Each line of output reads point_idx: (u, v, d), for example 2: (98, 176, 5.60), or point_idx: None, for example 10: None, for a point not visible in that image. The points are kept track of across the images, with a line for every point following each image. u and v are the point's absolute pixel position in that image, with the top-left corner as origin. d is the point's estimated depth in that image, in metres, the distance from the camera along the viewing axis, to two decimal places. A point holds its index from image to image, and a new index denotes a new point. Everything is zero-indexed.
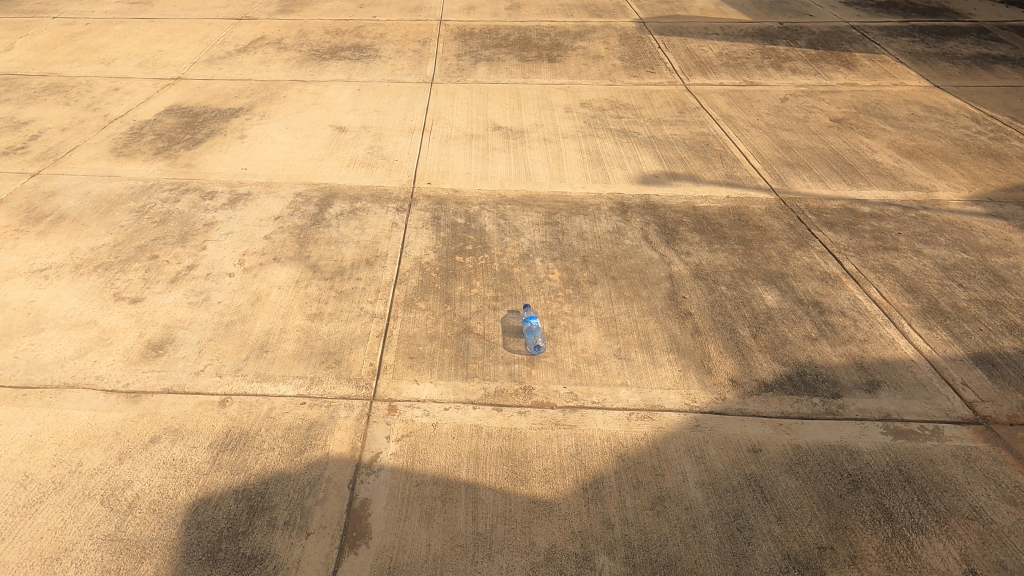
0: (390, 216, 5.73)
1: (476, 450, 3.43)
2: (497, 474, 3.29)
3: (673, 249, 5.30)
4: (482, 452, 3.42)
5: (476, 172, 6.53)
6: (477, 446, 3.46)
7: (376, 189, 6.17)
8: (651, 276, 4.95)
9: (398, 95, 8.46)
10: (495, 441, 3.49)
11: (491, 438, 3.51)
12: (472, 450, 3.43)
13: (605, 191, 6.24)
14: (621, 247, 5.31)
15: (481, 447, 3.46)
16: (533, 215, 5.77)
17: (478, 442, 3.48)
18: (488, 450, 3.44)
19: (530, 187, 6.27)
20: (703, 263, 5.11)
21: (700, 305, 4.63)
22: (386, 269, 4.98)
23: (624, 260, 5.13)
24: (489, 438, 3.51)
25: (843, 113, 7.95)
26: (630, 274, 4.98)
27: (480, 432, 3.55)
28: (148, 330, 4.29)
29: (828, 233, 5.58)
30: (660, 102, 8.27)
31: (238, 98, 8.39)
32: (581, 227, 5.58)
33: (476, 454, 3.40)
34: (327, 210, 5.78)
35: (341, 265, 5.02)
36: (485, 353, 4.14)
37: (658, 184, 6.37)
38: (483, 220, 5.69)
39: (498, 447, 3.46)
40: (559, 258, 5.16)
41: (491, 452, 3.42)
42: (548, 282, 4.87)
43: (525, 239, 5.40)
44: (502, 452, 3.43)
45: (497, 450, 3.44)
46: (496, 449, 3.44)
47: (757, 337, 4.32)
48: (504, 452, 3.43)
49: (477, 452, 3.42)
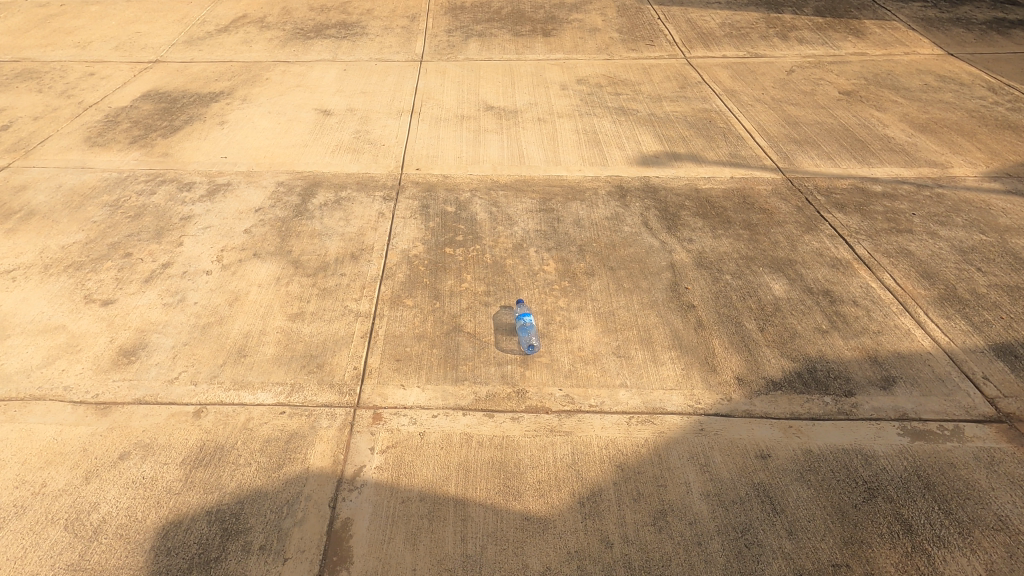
0: (377, 205, 5.45)
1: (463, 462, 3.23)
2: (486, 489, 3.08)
3: (675, 235, 5.03)
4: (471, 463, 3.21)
5: (466, 156, 6.22)
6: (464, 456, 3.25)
7: (362, 176, 5.87)
8: (652, 266, 4.69)
9: (385, 75, 8.09)
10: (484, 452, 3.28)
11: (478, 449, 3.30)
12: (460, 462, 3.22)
13: (603, 173, 5.93)
14: (620, 234, 5.04)
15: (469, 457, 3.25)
16: (526, 201, 5.48)
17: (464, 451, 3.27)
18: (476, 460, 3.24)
19: (524, 171, 5.97)
20: (707, 250, 4.84)
21: (703, 297, 4.37)
22: (372, 263, 4.72)
23: (622, 249, 4.86)
24: (476, 449, 3.30)
25: (852, 85, 7.57)
26: (629, 264, 4.71)
27: (467, 443, 3.33)
28: (120, 335, 4.06)
29: (838, 215, 5.29)
30: (660, 77, 7.88)
31: (218, 81, 8.02)
32: (577, 213, 5.30)
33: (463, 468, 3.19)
34: (310, 200, 5.50)
35: (324, 259, 4.77)
36: (476, 354, 3.91)
37: (658, 166, 6.05)
38: (474, 208, 5.40)
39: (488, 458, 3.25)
40: (555, 247, 4.89)
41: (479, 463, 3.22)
42: (543, 274, 4.61)
43: (519, 228, 5.12)
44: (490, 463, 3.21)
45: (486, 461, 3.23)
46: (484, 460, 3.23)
47: (765, 330, 4.08)
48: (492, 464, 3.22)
49: (464, 464, 3.21)
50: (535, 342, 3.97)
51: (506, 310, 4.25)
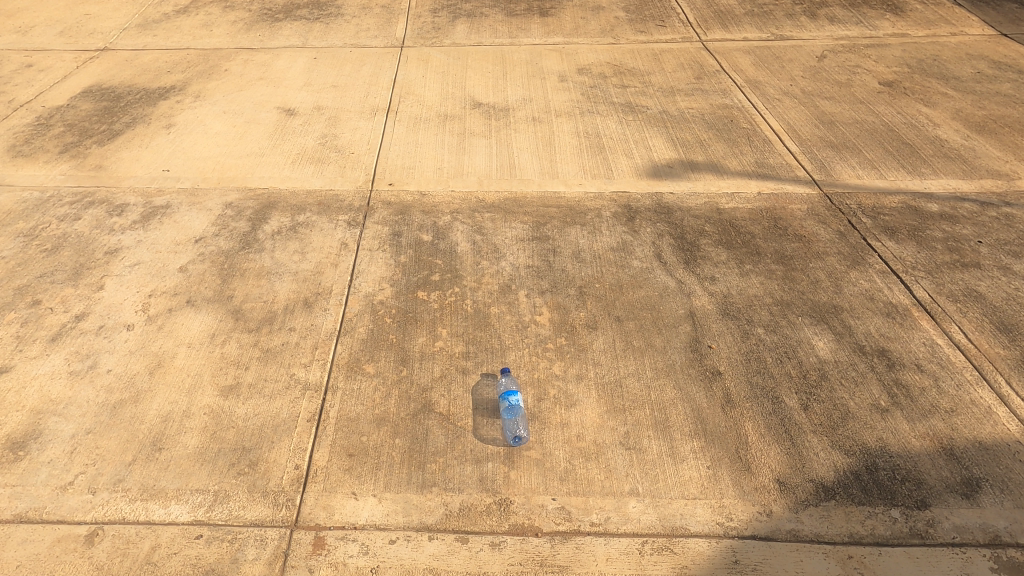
0: (339, 233, 4.60)
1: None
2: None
3: (693, 273, 4.19)
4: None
5: (448, 168, 5.33)
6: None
7: (324, 195, 5.00)
8: (667, 316, 3.87)
9: (361, 64, 7.13)
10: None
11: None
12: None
13: (607, 188, 5.05)
14: (627, 272, 4.21)
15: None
16: (517, 227, 4.63)
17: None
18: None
19: (515, 186, 5.09)
20: (733, 294, 4.01)
21: (732, 360, 3.56)
22: (328, 314, 3.91)
23: (631, 292, 4.04)
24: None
25: (893, 74, 6.61)
26: (638, 313, 3.89)
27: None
28: (10, 418, 3.29)
29: (889, 243, 4.43)
30: (673, 65, 6.91)
31: (170, 72, 7.07)
32: (576, 243, 4.46)
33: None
34: (262, 227, 4.66)
35: (271, 308, 3.95)
36: (449, 446, 3.12)
37: (672, 178, 5.16)
38: (455, 235, 4.55)
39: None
40: (549, 290, 4.06)
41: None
42: (534, 327, 3.80)
43: (506, 263, 4.29)
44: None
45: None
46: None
47: (809, 409, 3.28)
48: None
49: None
50: (521, 431, 3.18)
51: (489, 381, 3.45)
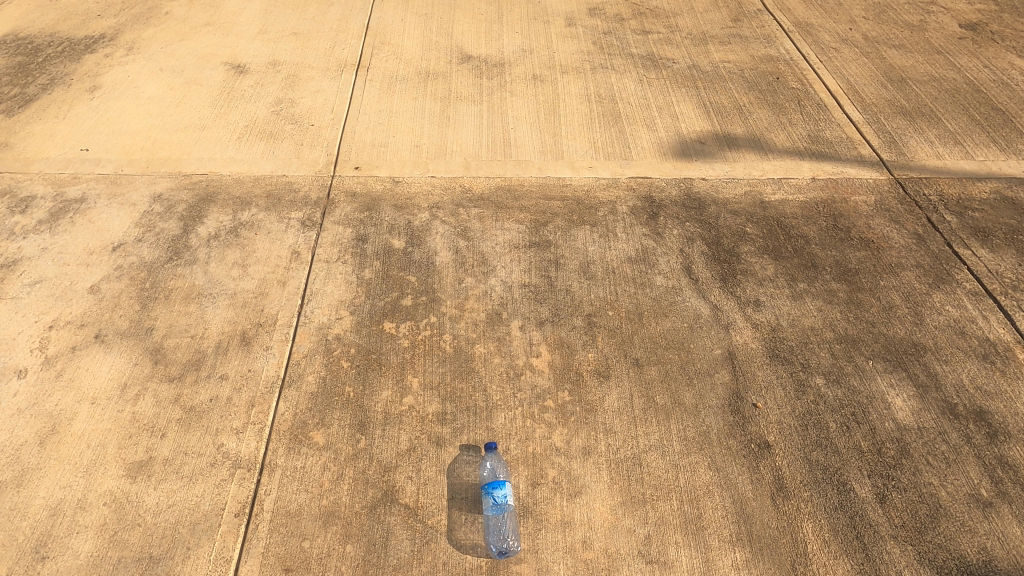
0: (290, 237, 3.71)
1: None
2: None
3: (732, 295, 3.31)
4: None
5: (428, 144, 4.34)
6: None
7: (274, 183, 4.07)
8: (699, 358, 3.03)
9: (327, 5, 5.92)
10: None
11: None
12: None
13: (623, 173, 4.08)
14: (649, 294, 3.34)
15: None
16: (510, 229, 3.72)
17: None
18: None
19: (509, 170, 4.13)
20: (784, 327, 3.15)
21: (785, 426, 2.75)
22: (270, 355, 3.10)
23: (653, 323, 3.19)
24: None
25: (977, 15, 5.38)
26: (663, 353, 3.05)
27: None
28: None
29: (981, 251, 3.50)
30: (706, 3, 5.66)
31: (100, 17, 5.90)
32: (584, 253, 3.56)
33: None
34: (195, 230, 3.77)
35: (199, 346, 3.14)
36: (415, 557, 2.40)
37: (705, 159, 4.16)
38: (433, 240, 3.66)
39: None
40: (550, 320, 3.22)
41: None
42: (530, 374, 2.98)
43: (497, 281, 3.43)
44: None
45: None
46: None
47: (887, 503, 2.51)
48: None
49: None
50: (509, 536, 2.45)
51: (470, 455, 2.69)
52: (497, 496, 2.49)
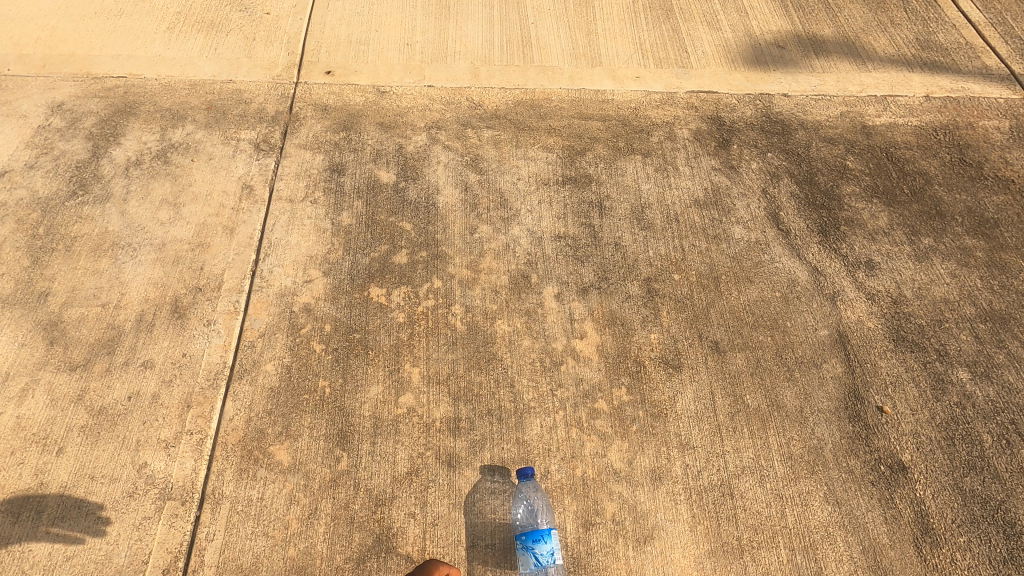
0: (240, 166, 2.75)
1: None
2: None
3: (836, 254, 2.49)
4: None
5: (421, 43, 3.28)
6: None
7: (218, 92, 3.03)
8: (800, 342, 2.25)
9: None
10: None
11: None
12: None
13: (681, 85, 3.11)
14: (726, 251, 2.50)
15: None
16: (536, 159, 2.79)
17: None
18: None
19: (531, 79, 3.13)
20: (908, 299, 2.36)
21: (924, 440, 2.02)
22: (213, 334, 2.25)
23: (735, 293, 2.38)
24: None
25: None
26: (750, 335, 2.26)
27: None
28: None
29: None
30: None
31: None
32: (635, 193, 2.68)
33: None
34: (109, 154, 2.78)
35: (113, 320, 2.27)
36: None
37: (786, 69, 3.19)
38: (434, 173, 2.73)
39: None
40: (595, 286, 2.39)
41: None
42: (573, 363, 2.19)
43: (522, 230, 2.55)
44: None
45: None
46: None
47: None
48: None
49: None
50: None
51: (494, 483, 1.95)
52: (538, 553, 1.76)
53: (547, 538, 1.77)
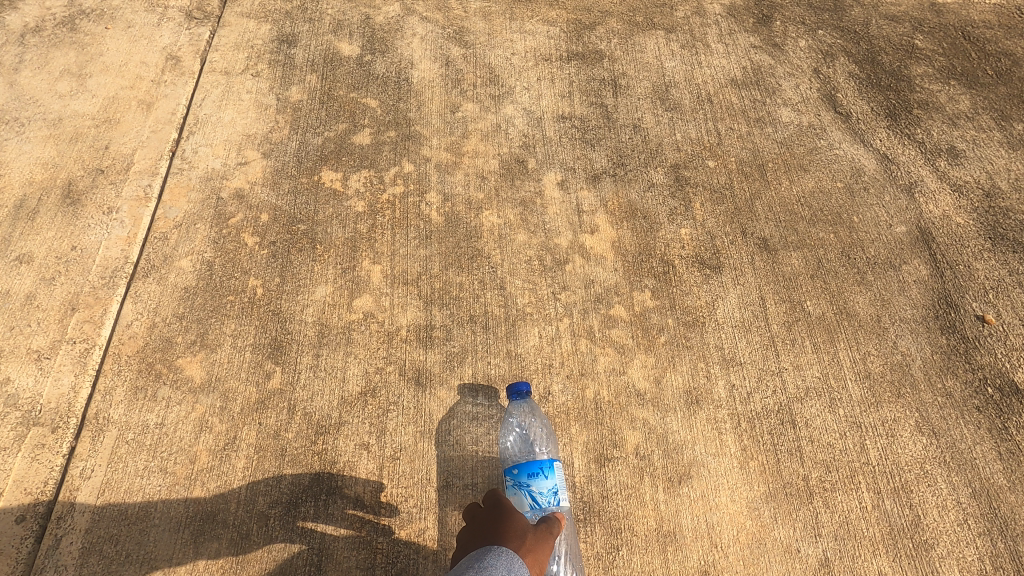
0: (166, 34, 2.21)
1: (498, 517, 1.16)
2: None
3: (909, 140, 1.99)
4: (502, 557, 1.02)
5: None
6: (497, 520, 1.15)
7: None
8: (871, 240, 1.75)
9: None
10: (494, 557, 1.01)
11: (521, 541, 1.11)
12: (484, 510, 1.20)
13: None
14: (772, 135, 2.00)
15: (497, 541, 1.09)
16: (535, 32, 2.26)
17: (510, 518, 1.16)
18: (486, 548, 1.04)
19: None
20: (1004, 191, 1.87)
21: None
22: (114, 223, 1.73)
23: (785, 182, 1.88)
24: (542, 541, 1.13)
25: None
26: (808, 231, 1.77)
27: (547, 521, 1.18)
28: None
29: None
30: None
31: None
32: (658, 71, 2.16)
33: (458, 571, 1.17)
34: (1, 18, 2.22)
35: None
36: None
37: None
38: (409, 46, 2.20)
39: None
40: (609, 173, 1.88)
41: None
42: (582, 262, 1.69)
43: (517, 110, 2.03)
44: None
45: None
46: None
47: None
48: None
49: (503, 516, 1.16)
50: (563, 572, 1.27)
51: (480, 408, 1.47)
52: (532, 494, 1.26)
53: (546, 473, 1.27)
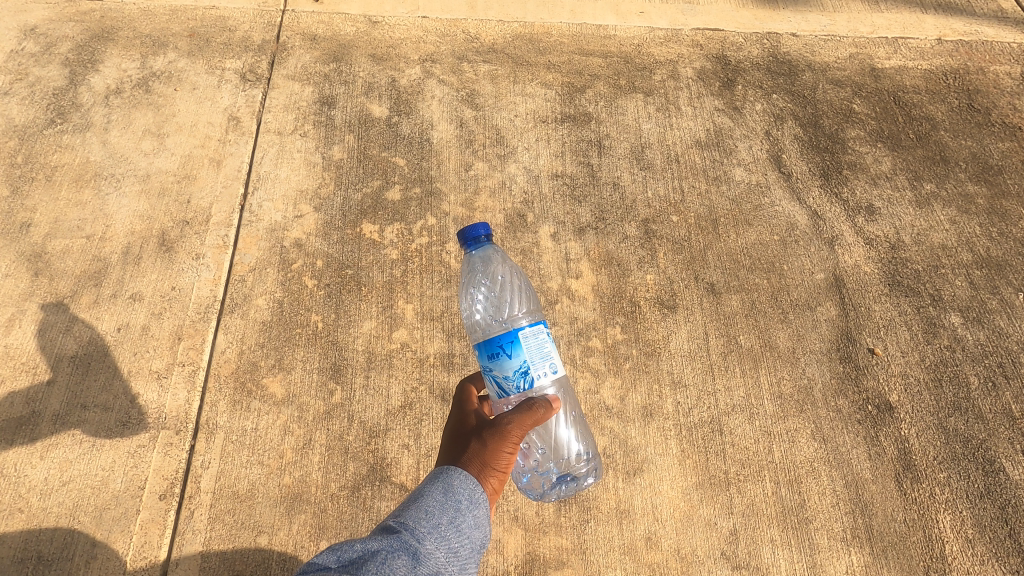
0: (226, 97, 2.64)
1: (461, 438, 1.33)
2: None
3: (837, 198, 2.45)
4: (444, 486, 1.14)
5: None
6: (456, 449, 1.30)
7: (200, 18, 2.88)
8: (796, 286, 2.23)
9: None
10: (430, 492, 1.12)
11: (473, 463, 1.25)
12: (453, 432, 1.37)
13: (686, 22, 2.99)
14: (726, 192, 2.46)
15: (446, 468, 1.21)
16: (535, 96, 2.70)
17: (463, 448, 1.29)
18: (430, 481, 1.16)
19: (531, 12, 2.99)
20: (907, 244, 2.34)
21: (913, 382, 2.05)
22: (203, 267, 2.21)
23: (733, 235, 2.35)
24: (491, 456, 1.28)
25: None
26: (747, 277, 2.25)
27: (499, 436, 1.30)
28: None
29: None
30: None
31: None
32: (636, 132, 2.61)
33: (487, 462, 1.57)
34: (88, 81, 2.65)
35: (99, 252, 2.22)
36: None
37: (796, 8, 3.06)
38: (429, 108, 2.64)
39: (475, 511, 1.12)
40: (592, 226, 2.35)
41: (415, 515, 1.05)
42: (568, 302, 2.17)
43: (519, 168, 2.48)
44: (430, 544, 1.01)
45: (478, 519, 1.11)
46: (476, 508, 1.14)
47: None
48: (424, 548, 1.00)
49: (465, 436, 1.33)
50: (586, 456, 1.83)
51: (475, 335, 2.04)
52: (499, 379, 1.36)
53: (508, 354, 1.33)
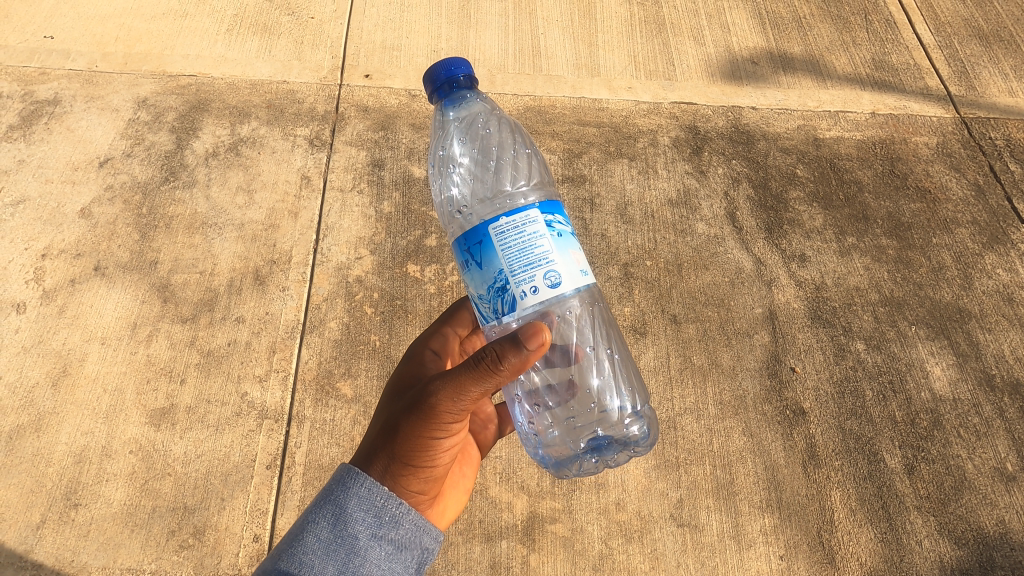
0: (298, 159, 3.35)
1: (387, 425, 1.72)
2: (450, 515, 2.08)
3: (776, 249, 3.13)
4: (333, 516, 1.50)
5: (446, 50, 3.82)
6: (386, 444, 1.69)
7: (274, 91, 3.59)
8: (739, 318, 2.91)
9: None
10: (312, 533, 1.47)
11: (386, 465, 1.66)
12: (386, 415, 1.76)
13: (665, 96, 3.67)
14: (689, 242, 3.14)
15: (341, 491, 1.55)
16: None
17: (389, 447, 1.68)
18: (322, 507, 1.52)
19: (540, 87, 3.68)
20: (829, 286, 3.02)
21: (821, 393, 2.73)
22: (288, 297, 2.92)
23: (692, 277, 3.03)
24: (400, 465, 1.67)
25: None
26: (701, 310, 2.93)
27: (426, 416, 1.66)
28: None
29: None
30: None
31: None
32: (621, 192, 3.30)
33: (492, 411, 2.27)
34: (191, 146, 3.37)
35: (210, 285, 2.94)
36: None
37: (757, 84, 3.74)
38: None
39: (352, 544, 1.48)
40: None
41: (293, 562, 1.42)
42: None
43: None
44: None
45: (358, 549, 1.48)
46: (369, 528, 1.51)
47: (916, 474, 2.56)
48: None
49: (393, 423, 1.71)
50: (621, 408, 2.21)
51: (451, 184, 2.47)
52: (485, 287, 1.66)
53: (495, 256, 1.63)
